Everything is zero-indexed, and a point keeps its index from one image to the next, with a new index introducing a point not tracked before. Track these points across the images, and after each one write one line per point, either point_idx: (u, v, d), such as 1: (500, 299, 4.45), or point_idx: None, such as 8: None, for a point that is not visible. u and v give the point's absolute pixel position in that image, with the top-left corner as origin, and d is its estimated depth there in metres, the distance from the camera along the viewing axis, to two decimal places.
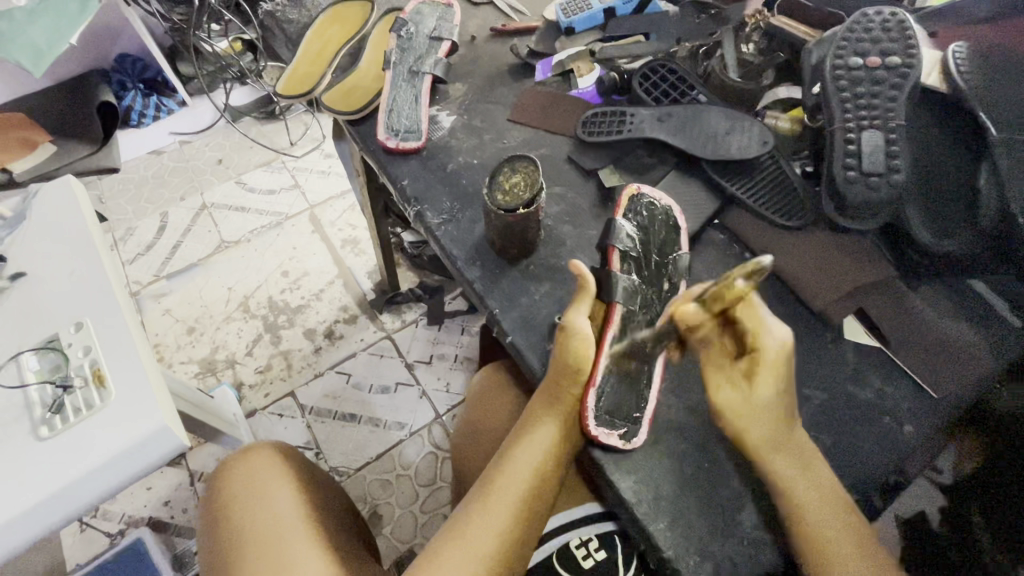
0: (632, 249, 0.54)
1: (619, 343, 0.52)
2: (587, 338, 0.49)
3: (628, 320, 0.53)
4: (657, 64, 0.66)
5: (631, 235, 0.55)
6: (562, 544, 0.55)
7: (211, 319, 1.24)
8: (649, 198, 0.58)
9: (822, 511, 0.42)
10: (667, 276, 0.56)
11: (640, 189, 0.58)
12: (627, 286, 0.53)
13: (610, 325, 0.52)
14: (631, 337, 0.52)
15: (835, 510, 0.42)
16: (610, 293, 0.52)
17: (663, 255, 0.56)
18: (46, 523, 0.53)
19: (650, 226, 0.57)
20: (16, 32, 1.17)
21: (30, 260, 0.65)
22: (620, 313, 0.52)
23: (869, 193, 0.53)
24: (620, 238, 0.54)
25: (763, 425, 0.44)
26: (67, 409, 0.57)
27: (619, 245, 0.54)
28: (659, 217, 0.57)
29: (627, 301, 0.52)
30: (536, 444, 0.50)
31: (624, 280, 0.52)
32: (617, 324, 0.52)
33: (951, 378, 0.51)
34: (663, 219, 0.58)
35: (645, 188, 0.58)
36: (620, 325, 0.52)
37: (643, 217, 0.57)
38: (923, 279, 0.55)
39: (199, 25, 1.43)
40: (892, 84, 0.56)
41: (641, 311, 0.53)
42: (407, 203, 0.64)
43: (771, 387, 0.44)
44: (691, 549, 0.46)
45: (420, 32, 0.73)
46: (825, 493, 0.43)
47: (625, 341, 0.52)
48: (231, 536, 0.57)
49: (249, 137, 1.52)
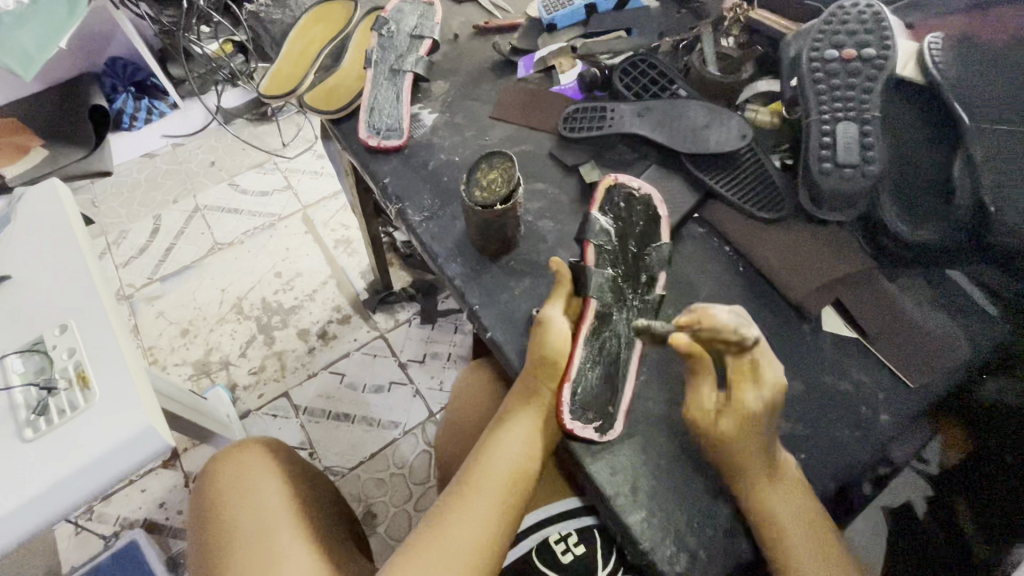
0: (608, 243, 0.55)
1: (597, 331, 0.53)
2: (563, 332, 0.50)
3: (604, 316, 0.53)
4: (638, 59, 0.67)
5: (608, 229, 0.55)
6: (541, 539, 0.55)
7: (205, 320, 1.24)
8: (627, 188, 0.58)
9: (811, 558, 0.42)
10: (647, 268, 0.55)
11: (618, 180, 0.58)
12: (602, 281, 0.53)
13: (586, 321, 0.52)
14: (608, 329, 0.53)
15: (823, 551, 0.42)
16: (585, 287, 0.52)
17: (642, 246, 0.56)
18: (32, 523, 0.54)
19: (628, 217, 0.57)
20: (3, 38, 1.17)
21: (14, 263, 0.65)
22: (594, 308, 0.53)
23: (843, 185, 0.54)
24: (595, 233, 0.55)
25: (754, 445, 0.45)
26: (51, 411, 0.57)
27: (594, 240, 0.54)
28: (637, 207, 0.57)
29: (600, 296, 0.53)
30: (516, 436, 0.50)
31: (599, 275, 0.52)
32: (592, 319, 0.52)
33: (930, 370, 0.51)
34: (642, 210, 0.57)
35: (623, 179, 0.58)
36: (595, 320, 0.53)
37: (621, 209, 0.57)
38: (899, 269, 0.55)
39: (189, 27, 1.43)
40: (867, 75, 0.56)
41: (615, 306, 0.54)
42: (389, 201, 0.64)
43: (743, 425, 0.44)
44: (667, 540, 0.46)
45: (401, 31, 0.73)
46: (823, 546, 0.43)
47: (603, 331, 0.53)
48: (220, 528, 0.57)
49: (241, 138, 1.52)
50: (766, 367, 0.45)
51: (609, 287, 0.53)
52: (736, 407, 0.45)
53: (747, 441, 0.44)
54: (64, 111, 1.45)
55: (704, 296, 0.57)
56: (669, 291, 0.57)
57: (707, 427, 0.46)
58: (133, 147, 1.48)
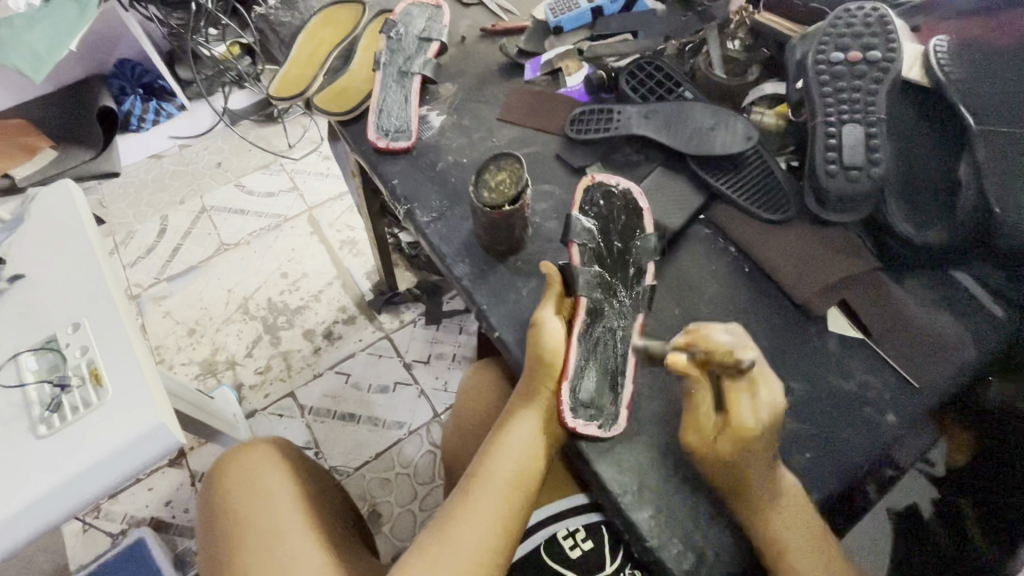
0: (590, 242, 0.55)
1: (590, 327, 0.53)
2: (556, 333, 0.51)
3: (597, 312, 0.54)
4: (644, 62, 0.67)
5: (590, 229, 0.56)
6: (550, 535, 0.56)
7: (211, 320, 1.25)
8: (605, 186, 0.59)
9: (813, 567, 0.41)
10: (632, 261, 0.56)
11: (596, 179, 0.59)
12: (590, 278, 0.53)
13: (578, 318, 0.53)
14: (601, 325, 0.54)
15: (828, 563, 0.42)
16: (574, 287, 0.53)
17: (625, 240, 0.57)
18: (45, 518, 0.54)
19: (609, 214, 0.58)
20: (14, 39, 1.19)
21: (28, 263, 0.66)
22: (587, 306, 0.53)
23: (848, 186, 0.55)
24: (578, 233, 0.55)
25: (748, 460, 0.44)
26: (64, 408, 0.58)
27: (578, 240, 0.55)
28: (617, 204, 0.58)
29: (590, 293, 0.53)
30: (519, 437, 0.51)
31: (585, 273, 0.53)
32: (584, 316, 0.53)
33: (938, 372, 0.52)
34: (622, 205, 0.58)
35: (600, 178, 0.59)
36: (586, 318, 0.53)
37: (601, 208, 0.58)
38: (906, 269, 0.55)
39: (197, 30, 1.44)
40: (872, 78, 0.56)
41: (606, 301, 0.54)
42: (397, 202, 0.65)
43: (739, 450, 0.44)
44: (673, 538, 0.46)
45: (410, 34, 0.74)
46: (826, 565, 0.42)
47: (595, 327, 0.54)
48: (229, 525, 0.58)
49: (248, 140, 1.53)
50: (761, 391, 0.45)
51: (596, 284, 0.53)
52: (733, 429, 0.44)
53: (744, 463, 0.44)
54: (72, 113, 1.46)
55: (709, 297, 0.57)
56: (673, 291, 0.58)
57: (706, 451, 0.45)
58: (142, 149, 1.50)
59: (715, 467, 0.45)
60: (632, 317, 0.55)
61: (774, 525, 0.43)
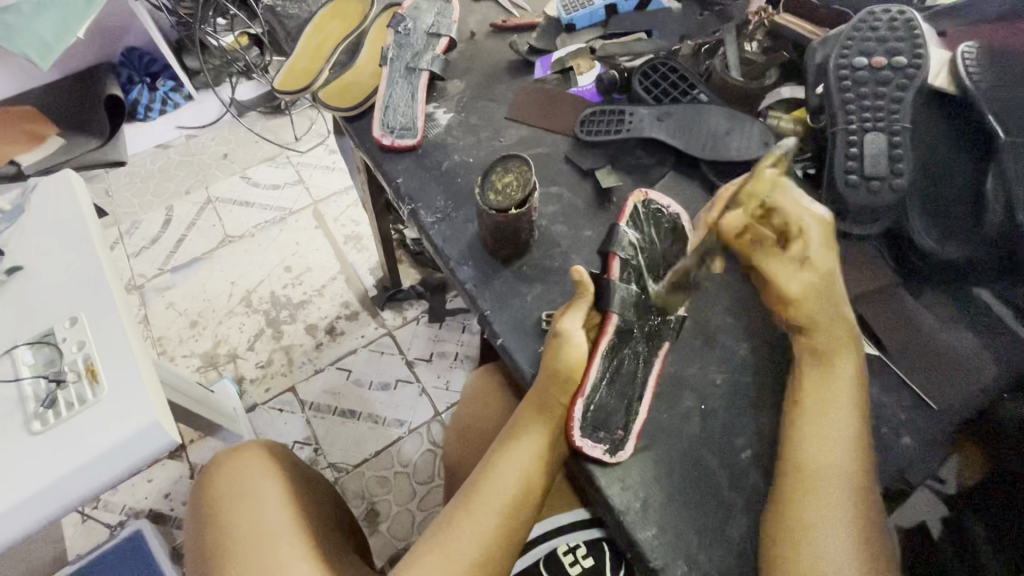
0: (634, 258, 0.53)
1: (615, 347, 0.51)
2: (580, 348, 0.49)
3: (627, 331, 0.51)
4: (658, 63, 0.65)
5: (634, 243, 0.54)
6: (550, 550, 0.54)
7: (214, 312, 1.24)
8: (656, 204, 0.57)
9: (831, 413, 0.45)
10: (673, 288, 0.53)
11: (648, 197, 0.57)
12: (625, 296, 0.50)
13: (603, 335, 0.51)
14: (627, 346, 0.51)
15: (842, 439, 0.44)
16: (606, 300, 0.50)
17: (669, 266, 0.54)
18: (40, 516, 0.54)
19: (655, 235, 0.55)
20: (22, 26, 1.17)
21: (26, 254, 0.65)
22: (616, 323, 0.51)
23: (871, 197, 0.53)
24: (621, 246, 0.53)
25: (840, 373, 0.47)
26: (59, 404, 0.57)
27: (620, 252, 0.53)
28: (665, 225, 0.56)
29: (622, 310, 0.50)
30: (521, 452, 0.49)
31: (622, 289, 0.50)
32: (611, 335, 0.51)
33: (953, 388, 0.50)
34: (670, 228, 0.56)
35: (653, 194, 0.57)
36: (613, 336, 0.51)
37: (649, 225, 0.56)
38: (924, 286, 0.54)
39: (205, 20, 1.48)
40: (897, 84, 0.55)
41: (638, 322, 0.51)
42: (401, 202, 0.63)
43: (825, 257, 0.49)
44: (678, 560, 0.45)
45: (418, 28, 0.72)
46: (839, 432, 0.44)
47: (619, 350, 0.51)
48: (219, 534, 0.57)
49: (255, 132, 1.51)
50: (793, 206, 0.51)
51: (631, 303, 0.51)
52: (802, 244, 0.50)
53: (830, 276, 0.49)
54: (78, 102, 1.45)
55: (721, 306, 0.55)
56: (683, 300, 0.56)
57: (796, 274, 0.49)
58: (148, 138, 1.48)
59: (824, 293, 0.49)
60: (660, 344, 0.51)
61: (843, 345, 0.48)
